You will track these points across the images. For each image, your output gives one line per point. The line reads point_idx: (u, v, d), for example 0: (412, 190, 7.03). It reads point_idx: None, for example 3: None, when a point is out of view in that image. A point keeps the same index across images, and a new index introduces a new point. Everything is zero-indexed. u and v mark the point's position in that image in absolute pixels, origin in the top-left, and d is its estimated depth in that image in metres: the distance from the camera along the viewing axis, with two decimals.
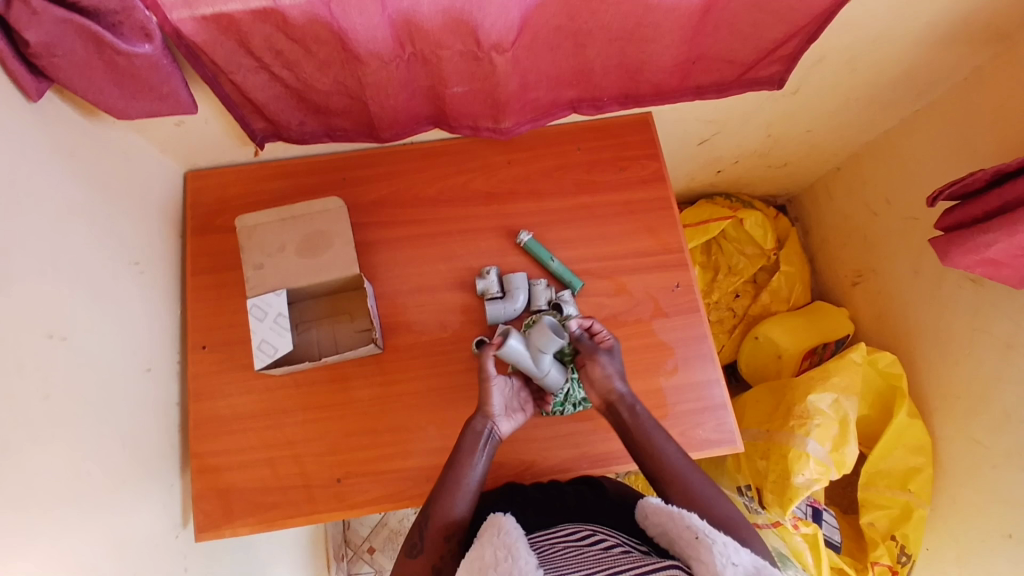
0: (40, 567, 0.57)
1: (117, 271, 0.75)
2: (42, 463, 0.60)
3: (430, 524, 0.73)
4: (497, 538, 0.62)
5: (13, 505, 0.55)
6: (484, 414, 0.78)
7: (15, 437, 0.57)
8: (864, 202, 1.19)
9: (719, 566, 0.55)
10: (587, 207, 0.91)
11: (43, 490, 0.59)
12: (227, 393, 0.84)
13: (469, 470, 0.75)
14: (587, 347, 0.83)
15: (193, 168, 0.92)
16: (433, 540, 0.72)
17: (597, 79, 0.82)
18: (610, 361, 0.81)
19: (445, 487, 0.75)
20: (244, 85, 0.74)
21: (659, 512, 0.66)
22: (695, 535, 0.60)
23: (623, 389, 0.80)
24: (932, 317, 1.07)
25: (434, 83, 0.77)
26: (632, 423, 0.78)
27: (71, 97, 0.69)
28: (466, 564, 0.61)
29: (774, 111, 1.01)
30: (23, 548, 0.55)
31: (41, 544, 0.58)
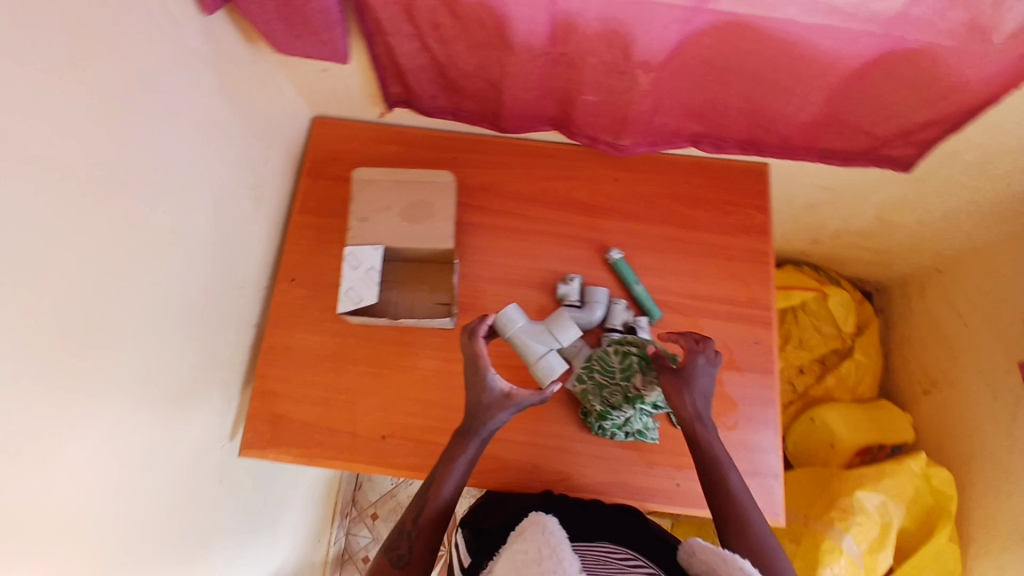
0: (110, 434, 0.60)
1: (238, 191, 0.80)
2: (140, 342, 0.63)
3: (415, 534, 0.71)
4: (541, 536, 0.62)
5: (105, 372, 0.58)
6: (481, 420, 0.73)
7: (124, 319, 0.60)
8: (957, 312, 1.14)
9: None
10: (682, 241, 0.91)
11: (133, 373, 0.63)
12: (301, 328, 0.88)
13: (447, 480, 0.73)
14: (659, 361, 0.77)
15: (321, 115, 0.97)
16: (420, 548, 0.71)
17: (726, 119, 0.82)
18: (675, 379, 0.75)
19: (425, 496, 0.73)
20: (395, 50, 0.78)
21: (706, 551, 0.63)
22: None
23: (692, 404, 0.75)
24: (997, 445, 1.02)
25: (570, 87, 0.79)
26: (704, 443, 0.75)
27: (239, 22, 0.73)
28: (508, 554, 0.62)
29: (891, 194, 0.99)
30: (100, 417, 0.59)
31: (118, 415, 0.61)
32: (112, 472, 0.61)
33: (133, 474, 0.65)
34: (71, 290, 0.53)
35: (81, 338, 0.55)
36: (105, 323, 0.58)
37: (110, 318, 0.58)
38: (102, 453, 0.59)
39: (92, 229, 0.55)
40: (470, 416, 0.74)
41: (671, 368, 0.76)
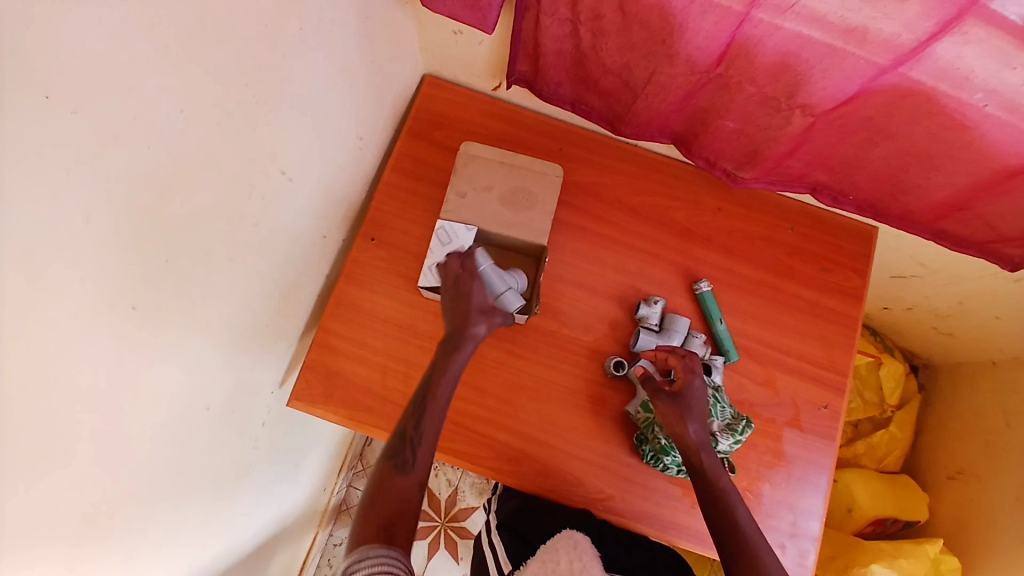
0: (185, 361, 0.60)
1: (346, 139, 0.77)
2: (227, 278, 0.62)
3: (419, 441, 0.69)
4: (571, 553, 0.75)
5: (190, 302, 0.57)
6: (464, 323, 0.73)
7: (220, 248, 0.59)
8: (1004, 409, 1.12)
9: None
10: (774, 288, 0.89)
11: (215, 303, 0.62)
12: (374, 289, 0.85)
13: (438, 390, 0.72)
14: (653, 384, 0.77)
15: (433, 74, 0.93)
16: (424, 454, 0.68)
17: (857, 177, 0.79)
18: (671, 403, 0.74)
19: (421, 403, 0.71)
20: (543, 30, 0.73)
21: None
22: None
23: (693, 433, 0.73)
24: (1010, 550, 1.01)
25: (710, 109, 0.75)
26: (711, 476, 0.72)
27: None
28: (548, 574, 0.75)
29: (986, 286, 0.96)
30: (179, 346, 0.58)
31: (194, 345, 0.61)
32: (180, 398, 0.61)
33: (195, 407, 0.64)
34: (168, 202, 0.50)
35: (176, 263, 0.53)
36: (201, 250, 0.57)
37: (207, 246, 0.57)
38: (174, 380, 0.59)
39: (211, 156, 0.53)
40: (455, 316, 0.74)
41: (667, 391, 0.75)
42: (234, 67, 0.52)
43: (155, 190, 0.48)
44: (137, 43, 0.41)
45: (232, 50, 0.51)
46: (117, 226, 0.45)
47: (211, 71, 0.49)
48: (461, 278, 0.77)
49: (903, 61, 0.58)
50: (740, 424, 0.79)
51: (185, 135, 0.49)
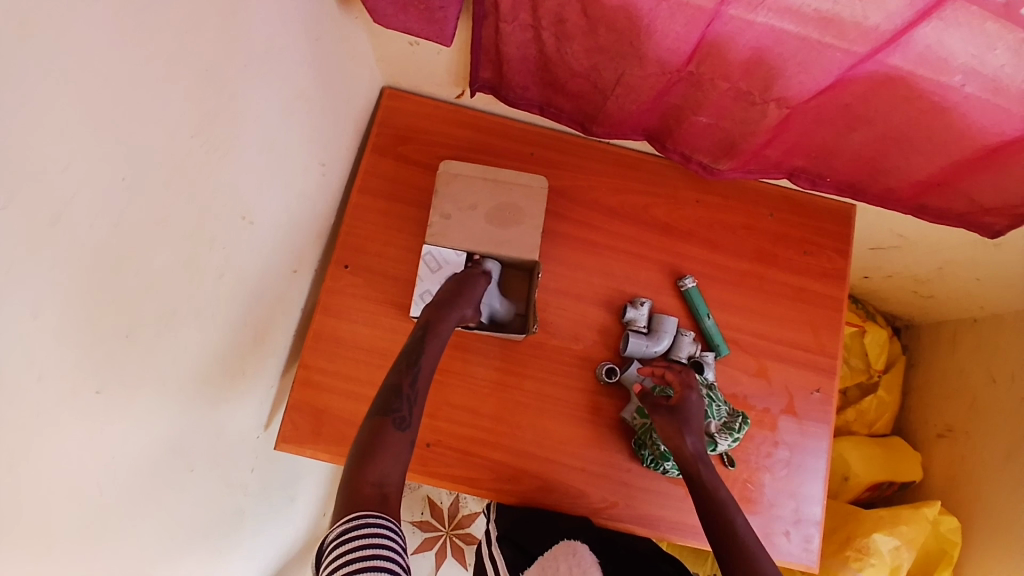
0: (159, 430, 0.56)
1: (307, 168, 0.73)
2: (194, 337, 0.58)
3: (416, 398, 0.62)
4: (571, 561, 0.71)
5: (157, 370, 0.54)
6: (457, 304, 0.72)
7: (186, 306, 0.55)
8: (987, 366, 1.14)
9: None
10: (761, 277, 0.88)
11: (187, 363, 0.58)
12: (353, 318, 0.82)
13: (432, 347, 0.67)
14: (655, 400, 0.76)
15: (392, 85, 0.89)
16: (421, 413, 0.61)
17: (836, 160, 0.78)
18: (670, 418, 0.73)
19: (415, 359, 0.65)
20: (505, 37, 0.70)
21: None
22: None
23: (690, 445, 0.72)
24: (1003, 505, 1.04)
25: (684, 105, 0.73)
26: (707, 486, 0.70)
27: None
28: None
29: (965, 252, 0.97)
30: (149, 417, 0.54)
31: (167, 413, 0.57)
32: (159, 465, 0.57)
33: (178, 471, 0.61)
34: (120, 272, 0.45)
35: (135, 334, 0.49)
36: (165, 313, 0.53)
37: (171, 308, 0.53)
38: (149, 452, 0.55)
39: (166, 217, 0.49)
40: (450, 298, 0.72)
41: (665, 406, 0.74)
42: (181, 122, 0.48)
43: (108, 265, 0.44)
44: (67, 109, 0.37)
45: (176, 100, 0.46)
46: (68, 315, 0.41)
47: (155, 125, 0.45)
48: (455, 283, 0.75)
49: (882, 49, 0.56)
50: (738, 423, 0.79)
51: (133, 200, 0.45)
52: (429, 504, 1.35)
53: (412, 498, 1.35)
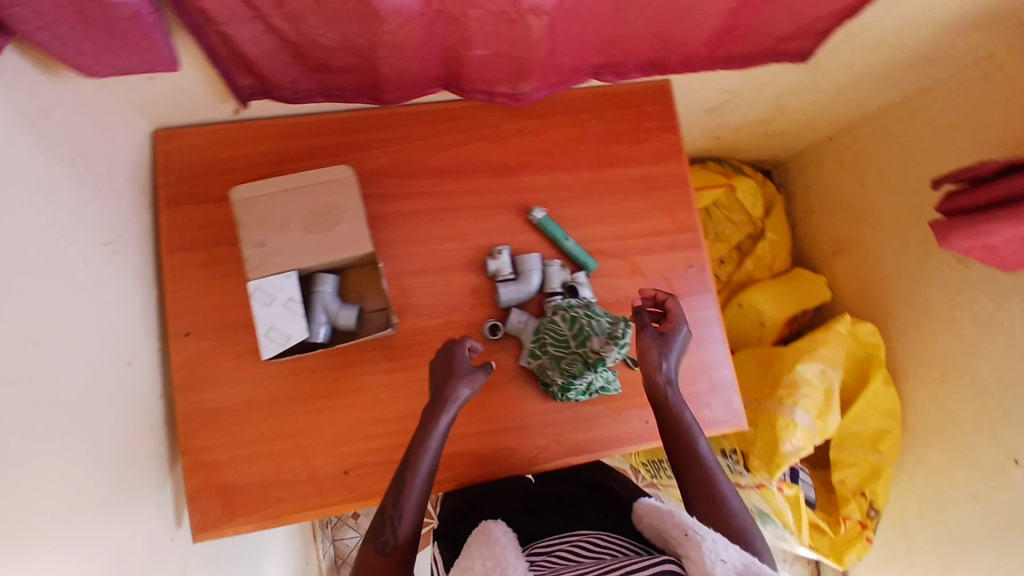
0: None
1: (89, 256, 0.66)
2: (21, 487, 0.52)
3: (400, 517, 0.69)
4: (485, 550, 0.66)
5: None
6: (448, 395, 0.72)
7: None
8: (855, 174, 1.20)
9: (709, 563, 0.58)
10: (605, 181, 0.87)
11: (33, 513, 0.54)
12: (218, 384, 0.78)
13: (420, 460, 0.71)
14: (641, 317, 0.79)
15: (161, 127, 0.80)
16: (406, 531, 0.69)
17: (626, 45, 0.76)
18: (655, 342, 0.77)
19: (402, 477, 0.71)
20: (234, 38, 0.63)
21: (651, 510, 0.74)
22: (684, 532, 0.65)
23: (666, 371, 0.76)
24: (910, 292, 1.11)
25: (454, 44, 0.68)
26: (676, 420, 0.77)
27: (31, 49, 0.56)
28: (457, 572, 0.65)
29: (789, 82, 0.98)
30: None
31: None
32: None
33: None
34: None
35: None
36: None
37: None
38: None
39: None
40: (439, 388, 0.73)
41: (654, 330, 0.78)
42: None
43: None
44: None
45: None
46: None
47: None
48: (447, 359, 0.75)
49: None
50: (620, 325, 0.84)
51: None
52: None
53: None
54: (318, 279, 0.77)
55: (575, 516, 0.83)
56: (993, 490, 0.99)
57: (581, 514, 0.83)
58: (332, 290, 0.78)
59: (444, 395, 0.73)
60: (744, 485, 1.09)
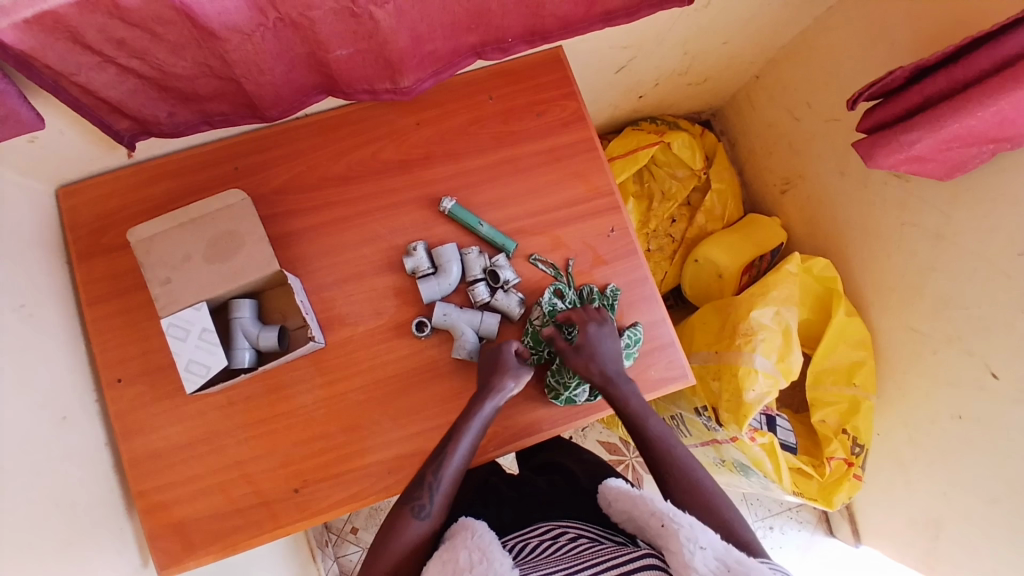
0: None
1: (1, 321, 0.66)
2: None
3: (437, 486, 0.71)
4: (470, 542, 0.63)
5: None
6: (499, 381, 0.76)
7: None
8: (785, 108, 1.17)
9: (689, 555, 0.57)
10: (511, 159, 0.86)
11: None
12: (157, 425, 0.79)
13: (464, 436, 0.74)
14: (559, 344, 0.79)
15: (63, 184, 0.81)
16: (441, 501, 0.71)
17: (496, 20, 0.74)
18: (580, 356, 0.77)
19: (444, 447, 0.73)
20: (92, 86, 0.64)
21: (620, 497, 0.72)
22: (660, 522, 0.63)
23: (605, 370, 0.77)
24: (859, 217, 1.09)
25: (312, 48, 0.68)
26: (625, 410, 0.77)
27: None
28: (438, 565, 0.62)
29: (689, 28, 0.96)
30: None
31: None
32: None
33: None
34: None
35: None
36: None
37: None
38: None
39: None
40: (490, 375, 0.77)
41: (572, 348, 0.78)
42: None
43: None
44: None
45: None
46: None
47: None
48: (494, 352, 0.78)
49: None
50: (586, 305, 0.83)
51: None
52: None
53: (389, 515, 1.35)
54: (235, 307, 0.77)
55: (536, 505, 0.82)
56: (971, 403, 0.95)
57: (542, 503, 0.82)
58: (252, 315, 0.78)
59: (500, 377, 0.76)
60: (722, 439, 1.10)
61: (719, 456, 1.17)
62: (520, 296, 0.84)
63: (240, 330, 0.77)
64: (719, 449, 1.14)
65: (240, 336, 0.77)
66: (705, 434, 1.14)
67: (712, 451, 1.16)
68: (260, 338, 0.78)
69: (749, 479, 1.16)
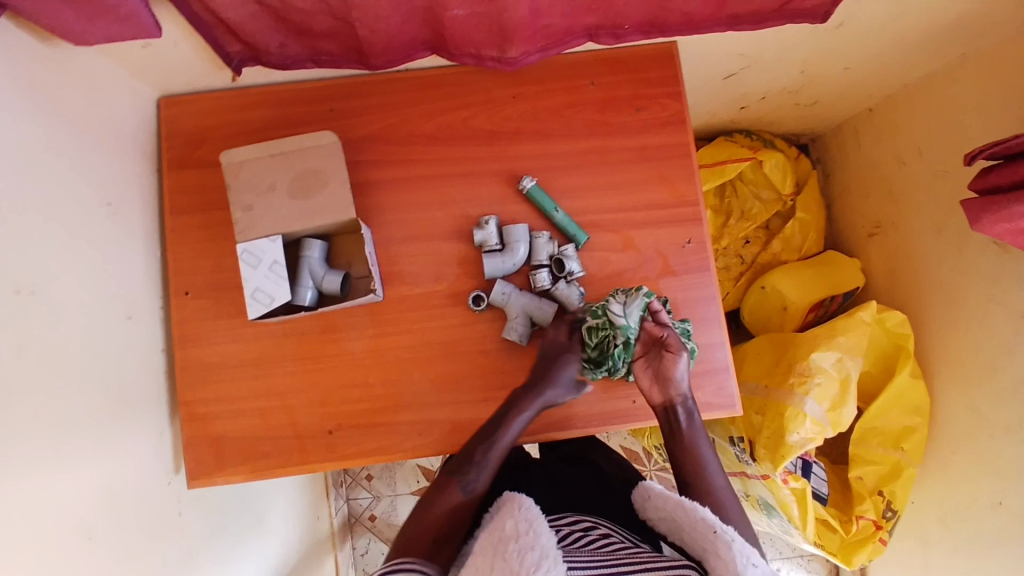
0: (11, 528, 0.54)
1: (87, 214, 0.69)
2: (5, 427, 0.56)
3: (479, 470, 0.75)
4: (518, 512, 0.62)
5: None
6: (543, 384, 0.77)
7: None
8: (892, 150, 1.10)
9: (742, 566, 0.56)
10: (599, 150, 0.84)
11: (28, 441, 0.58)
12: (214, 341, 0.82)
13: (511, 429, 0.76)
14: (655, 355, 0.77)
15: (166, 94, 0.84)
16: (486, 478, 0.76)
17: (618, 4, 0.72)
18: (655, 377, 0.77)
19: (494, 433, 0.76)
20: (213, 4, 0.65)
21: (664, 498, 0.69)
22: (710, 528, 0.61)
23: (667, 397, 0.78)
24: (946, 280, 1.02)
25: (430, 4, 0.67)
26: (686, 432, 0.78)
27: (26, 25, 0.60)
28: (486, 534, 0.61)
29: (813, 47, 0.91)
30: None
31: (17, 514, 0.55)
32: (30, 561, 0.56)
33: (70, 547, 0.61)
34: None
35: None
36: None
37: None
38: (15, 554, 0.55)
39: None
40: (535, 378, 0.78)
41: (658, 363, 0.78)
42: None
43: None
44: None
45: None
46: None
47: None
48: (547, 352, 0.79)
49: None
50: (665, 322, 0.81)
51: None
52: (423, 472, 1.39)
53: (404, 470, 1.39)
54: (308, 245, 0.79)
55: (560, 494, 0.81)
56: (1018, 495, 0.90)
57: (567, 493, 0.82)
58: (320, 256, 0.79)
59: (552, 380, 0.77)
60: (751, 474, 1.07)
61: (743, 490, 1.13)
62: (582, 290, 0.82)
63: (305, 270, 0.78)
64: (746, 483, 1.11)
65: (306, 275, 0.79)
66: (735, 465, 1.10)
67: (739, 482, 1.12)
68: (325, 279, 0.79)
69: (770, 519, 1.13)
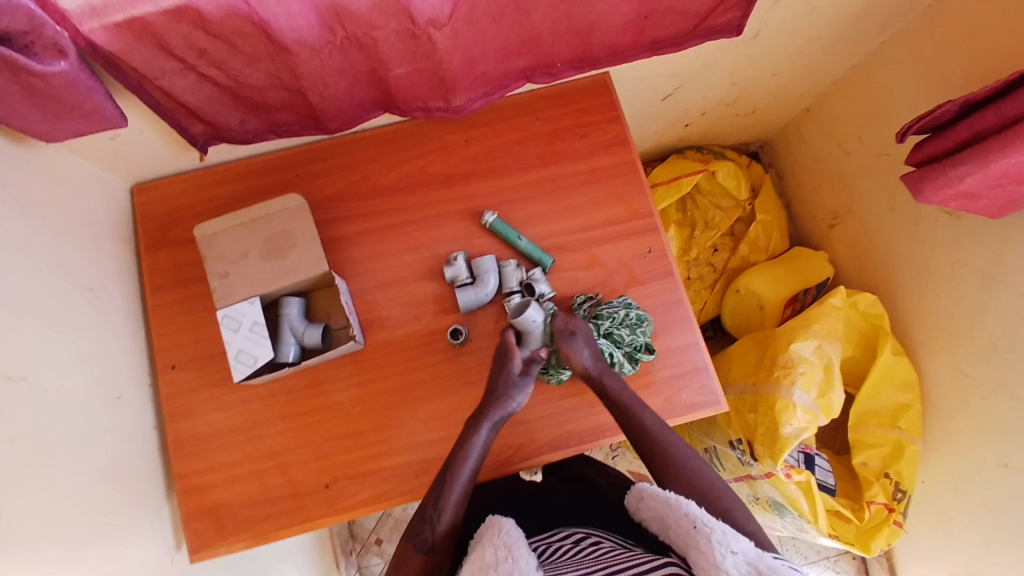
0: None
1: (70, 300, 0.73)
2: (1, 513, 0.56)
3: (451, 487, 0.73)
4: (497, 538, 0.62)
5: None
6: (496, 404, 0.76)
7: None
8: (835, 141, 1.16)
9: (719, 557, 0.56)
10: (552, 179, 0.89)
11: (27, 524, 0.59)
12: (203, 411, 0.83)
13: (474, 441, 0.75)
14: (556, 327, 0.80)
15: (138, 181, 0.89)
16: (457, 497, 0.73)
17: (546, 45, 0.78)
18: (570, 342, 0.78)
19: (457, 450, 0.75)
20: (173, 90, 0.70)
21: (656, 498, 0.68)
22: (692, 524, 0.62)
23: (586, 359, 0.78)
24: (909, 255, 1.05)
25: (373, 66, 0.73)
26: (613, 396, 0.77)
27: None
28: (467, 565, 0.61)
29: (735, 59, 0.98)
30: None
31: None
32: None
33: None
34: None
35: None
36: None
37: None
38: None
39: None
40: (488, 399, 0.77)
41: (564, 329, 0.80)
42: None
43: None
44: None
45: None
46: None
47: None
48: (501, 372, 0.78)
49: None
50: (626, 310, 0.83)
51: None
52: None
53: None
54: (287, 303, 0.81)
55: (556, 510, 0.80)
56: (1018, 453, 0.91)
57: (563, 509, 0.81)
58: (299, 312, 0.82)
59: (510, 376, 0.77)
60: (756, 475, 1.06)
61: (752, 494, 1.12)
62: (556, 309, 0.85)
63: (284, 329, 0.81)
64: (753, 486, 1.10)
65: (287, 332, 0.81)
66: (740, 469, 1.09)
67: (746, 487, 1.11)
68: (306, 334, 0.82)
69: (783, 519, 1.11)
